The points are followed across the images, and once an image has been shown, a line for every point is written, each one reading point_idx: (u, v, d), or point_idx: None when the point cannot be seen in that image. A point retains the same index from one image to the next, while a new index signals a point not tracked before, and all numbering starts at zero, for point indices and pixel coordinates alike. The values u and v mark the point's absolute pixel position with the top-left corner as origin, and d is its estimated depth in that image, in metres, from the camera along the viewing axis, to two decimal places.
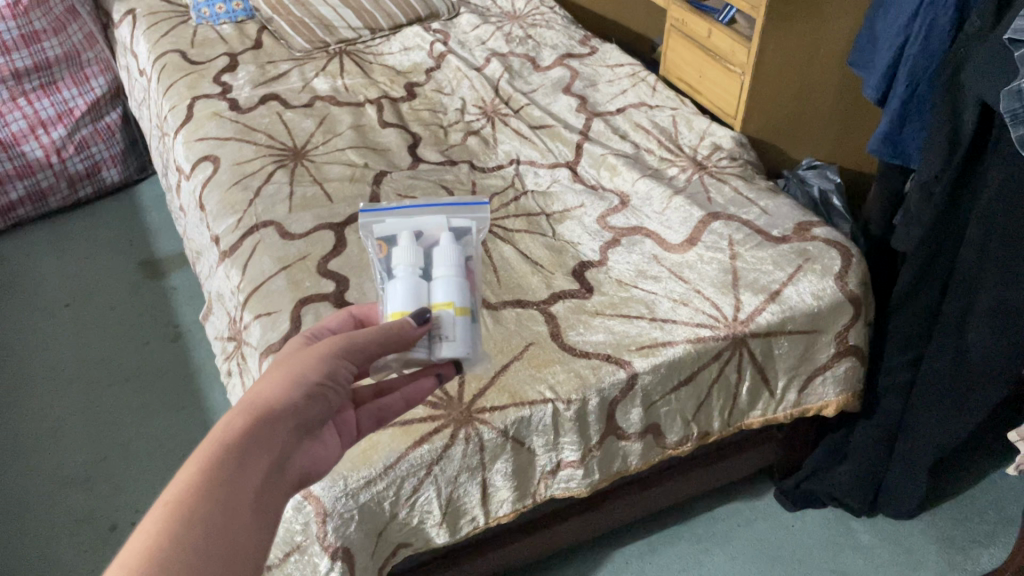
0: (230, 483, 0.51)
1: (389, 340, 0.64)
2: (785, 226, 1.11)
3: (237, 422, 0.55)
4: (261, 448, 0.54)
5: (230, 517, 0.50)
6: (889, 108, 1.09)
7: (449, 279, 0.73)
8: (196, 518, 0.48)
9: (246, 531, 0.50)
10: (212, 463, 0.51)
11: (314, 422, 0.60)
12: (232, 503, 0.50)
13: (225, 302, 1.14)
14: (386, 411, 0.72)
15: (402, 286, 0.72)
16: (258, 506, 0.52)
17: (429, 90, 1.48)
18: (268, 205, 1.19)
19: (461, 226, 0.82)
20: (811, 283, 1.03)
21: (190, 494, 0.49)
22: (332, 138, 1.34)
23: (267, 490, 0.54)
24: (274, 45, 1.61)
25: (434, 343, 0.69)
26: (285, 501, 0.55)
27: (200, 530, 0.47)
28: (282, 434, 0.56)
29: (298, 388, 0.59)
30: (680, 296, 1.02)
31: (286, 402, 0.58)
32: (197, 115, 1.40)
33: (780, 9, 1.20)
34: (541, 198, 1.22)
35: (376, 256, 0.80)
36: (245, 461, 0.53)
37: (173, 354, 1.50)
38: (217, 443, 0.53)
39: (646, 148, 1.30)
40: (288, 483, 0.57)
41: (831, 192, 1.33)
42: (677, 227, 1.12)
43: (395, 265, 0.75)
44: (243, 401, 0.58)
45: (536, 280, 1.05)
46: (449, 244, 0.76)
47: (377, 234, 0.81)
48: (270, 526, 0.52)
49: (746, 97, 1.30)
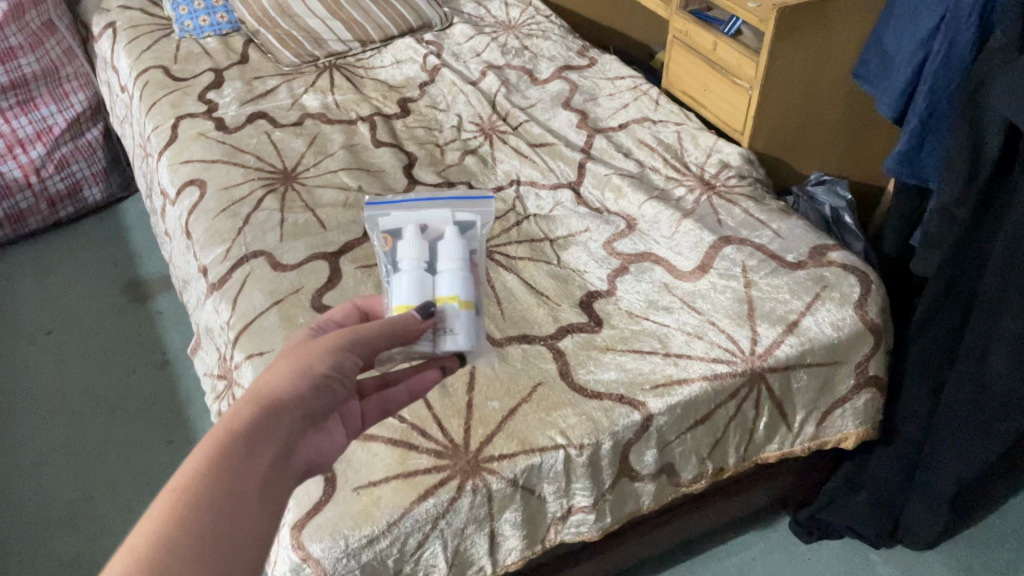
0: (235, 474, 0.52)
1: (395, 334, 0.64)
2: (800, 250, 1.07)
3: (244, 411, 0.57)
4: (267, 438, 0.56)
5: (233, 508, 0.51)
6: (906, 127, 1.04)
7: (454, 272, 0.73)
8: (197, 505, 0.50)
9: (250, 521, 0.52)
10: (219, 451, 0.53)
11: (321, 412, 0.60)
12: (235, 495, 0.52)
13: (215, 337, 1.09)
14: (392, 401, 0.73)
15: (408, 278, 0.72)
16: (263, 497, 0.53)
17: (423, 106, 1.43)
18: (258, 234, 1.13)
19: (465, 220, 0.81)
20: (830, 312, 0.98)
21: (196, 485, 0.51)
22: (324, 159, 1.28)
23: (273, 479, 0.55)
24: (261, 59, 1.55)
25: (439, 337, 0.70)
26: (291, 490, 0.57)
27: (202, 517, 0.49)
28: (288, 425, 0.57)
29: (305, 379, 0.59)
30: (694, 329, 0.97)
31: (292, 393, 0.59)
32: (182, 136, 1.34)
33: (789, 22, 1.15)
34: (544, 222, 1.16)
35: (382, 250, 0.79)
36: (250, 451, 0.54)
37: (161, 382, 1.44)
38: (224, 432, 0.55)
39: (651, 167, 1.25)
40: (294, 473, 0.58)
41: (843, 209, 1.29)
42: (688, 252, 1.07)
43: (400, 258, 0.75)
44: (253, 387, 0.59)
45: (541, 312, 1.00)
46: (454, 239, 0.76)
47: (382, 227, 0.80)
48: (275, 515, 0.54)
49: (755, 113, 1.24)
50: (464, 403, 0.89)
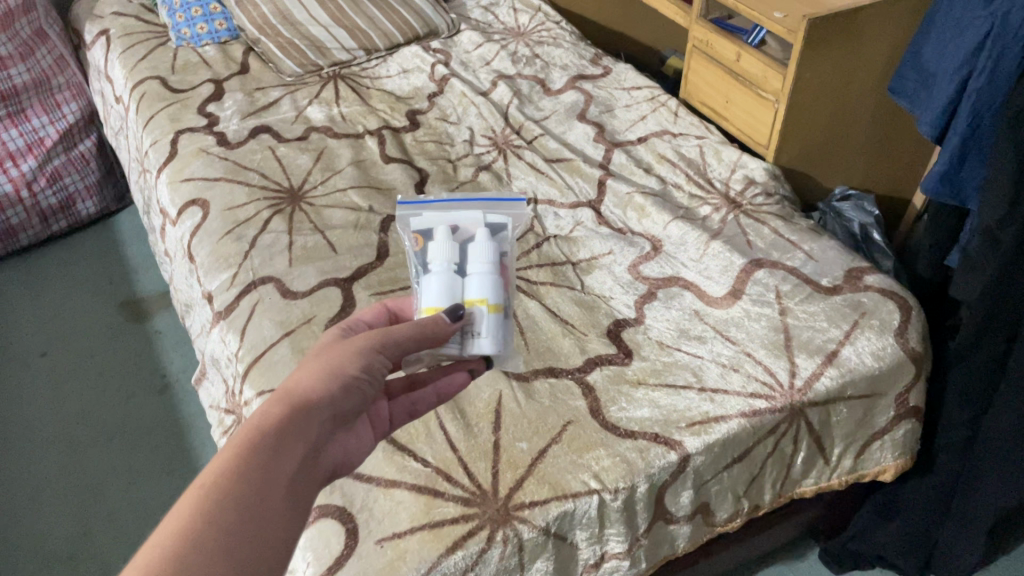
0: (264, 472, 0.53)
1: (422, 338, 0.66)
2: (835, 274, 1.02)
3: (275, 410, 0.57)
4: (296, 437, 0.56)
5: (262, 503, 0.51)
6: (947, 145, 1.00)
7: (484, 275, 0.73)
8: (229, 499, 0.50)
9: (278, 516, 0.52)
10: (249, 447, 0.54)
11: (349, 414, 0.61)
12: (266, 488, 0.52)
13: (221, 369, 1.03)
14: (419, 404, 0.74)
15: (438, 281, 0.73)
16: (290, 496, 0.54)
17: (433, 118, 1.38)
18: (265, 258, 1.08)
19: (496, 222, 0.81)
20: (870, 341, 0.94)
21: (225, 481, 0.51)
22: (332, 176, 1.23)
23: (300, 480, 0.55)
24: (262, 69, 1.49)
25: (467, 339, 0.71)
26: (317, 489, 0.57)
27: (232, 510, 0.50)
28: (318, 425, 0.58)
29: (336, 380, 0.60)
30: (729, 360, 0.92)
31: (323, 394, 0.59)
32: (182, 152, 1.28)
33: (820, 33, 1.10)
34: (565, 244, 1.11)
35: (413, 249, 0.81)
36: (279, 449, 0.55)
37: (161, 408, 1.39)
38: (255, 429, 0.55)
39: (674, 184, 1.20)
40: (321, 473, 0.58)
41: (872, 226, 1.24)
42: (718, 277, 1.03)
43: (432, 260, 0.75)
44: (283, 387, 0.60)
45: (567, 342, 0.95)
46: (485, 240, 0.76)
47: (414, 228, 0.82)
48: (303, 513, 0.54)
49: (781, 126, 1.20)
50: (491, 444, 0.83)
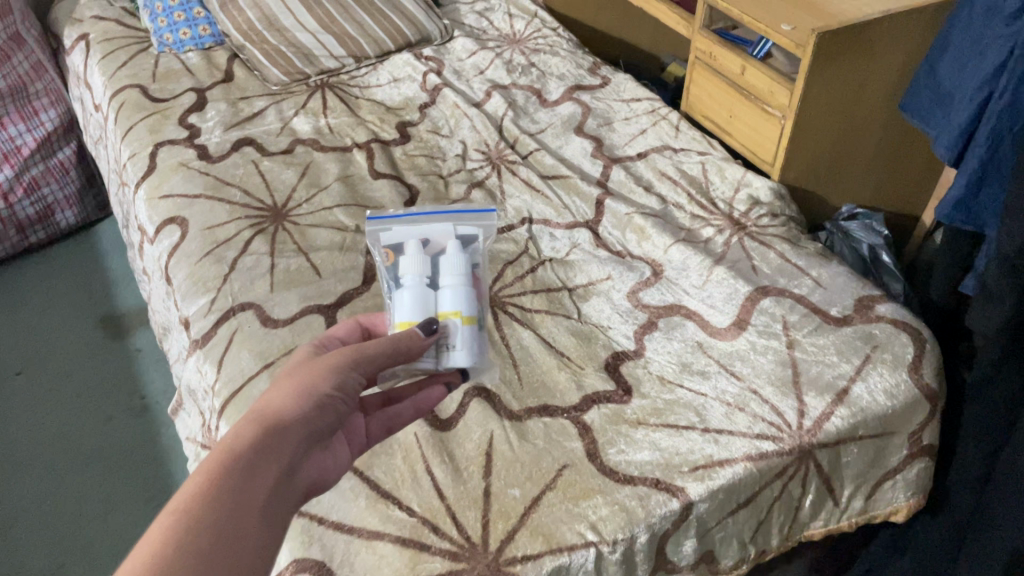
0: (236, 494, 0.53)
1: (396, 352, 0.67)
2: (845, 303, 0.97)
3: (247, 432, 0.58)
4: (269, 457, 0.56)
5: (235, 524, 0.52)
6: (965, 167, 0.94)
7: (456, 288, 0.76)
8: (202, 522, 0.50)
9: (250, 538, 0.52)
10: (222, 469, 0.54)
11: (325, 431, 0.62)
12: (239, 510, 0.52)
13: (198, 400, 0.98)
14: (396, 419, 0.75)
15: (410, 295, 0.75)
16: (264, 517, 0.54)
17: (424, 131, 1.32)
18: (245, 282, 1.02)
19: (467, 233, 0.84)
20: (882, 377, 0.89)
21: (195, 507, 0.51)
22: (317, 193, 1.18)
23: (275, 499, 0.56)
24: (247, 77, 1.43)
25: (442, 352, 0.73)
26: (293, 509, 0.57)
27: (205, 534, 0.50)
28: (292, 444, 0.59)
29: (309, 398, 0.61)
30: (734, 399, 0.87)
31: (295, 414, 0.60)
32: (161, 166, 1.23)
33: (829, 47, 1.05)
34: (561, 268, 1.06)
35: (383, 263, 0.83)
36: (252, 470, 0.55)
37: (139, 432, 1.33)
38: (227, 451, 0.56)
39: (675, 203, 1.15)
40: (297, 492, 0.59)
41: (881, 247, 1.19)
42: (722, 306, 0.97)
43: (403, 274, 0.78)
44: (256, 409, 0.61)
45: (562, 377, 0.90)
46: (456, 253, 0.79)
47: (384, 242, 0.84)
48: (277, 534, 0.54)
49: (787, 144, 1.14)
50: (481, 491, 0.78)
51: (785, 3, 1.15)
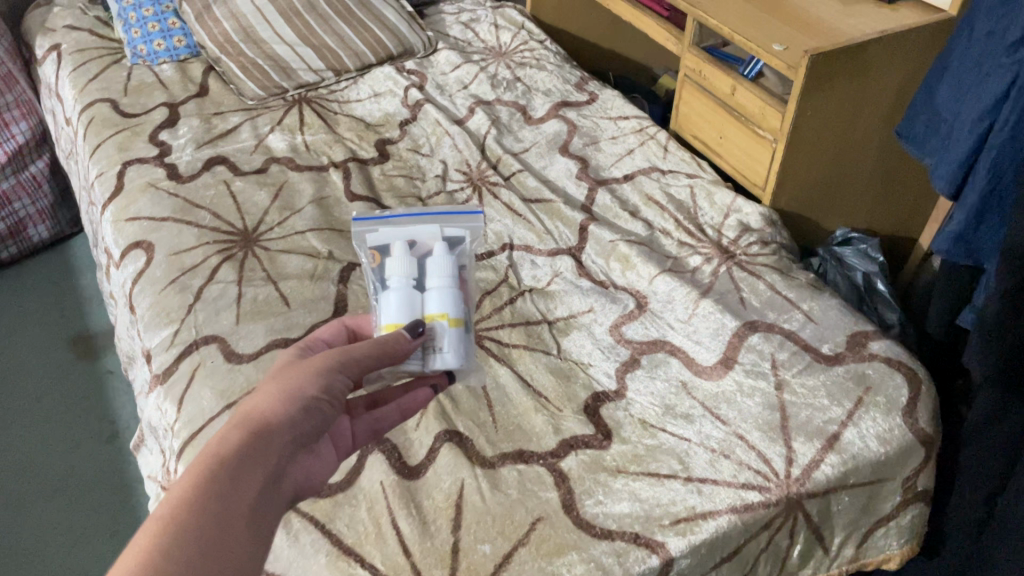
0: (222, 501, 0.51)
1: (383, 354, 0.66)
2: (837, 339, 0.93)
3: (232, 437, 0.56)
4: (255, 462, 0.55)
5: (220, 533, 0.50)
6: (963, 202, 0.90)
7: (444, 290, 0.75)
8: (185, 533, 0.48)
9: (236, 546, 0.50)
10: (207, 475, 0.52)
11: (311, 435, 0.60)
12: (224, 519, 0.51)
13: (159, 438, 0.93)
14: (383, 421, 0.73)
15: (397, 298, 0.73)
16: (250, 524, 0.52)
17: (404, 149, 1.28)
18: (210, 313, 0.98)
19: (454, 235, 0.83)
20: (875, 423, 0.84)
21: (179, 514, 0.49)
22: (290, 216, 1.13)
23: (261, 507, 0.54)
24: (222, 91, 1.39)
25: (429, 354, 0.72)
26: (280, 514, 0.56)
27: (189, 545, 0.48)
28: (278, 449, 0.57)
29: (295, 401, 0.59)
30: (719, 445, 0.83)
31: (281, 418, 0.58)
32: (128, 186, 1.18)
33: (822, 69, 1.01)
34: (541, 298, 1.01)
35: (370, 265, 0.81)
36: (237, 476, 0.53)
37: (107, 460, 1.28)
38: (212, 457, 0.54)
39: (661, 229, 1.10)
40: (284, 497, 0.57)
41: (875, 274, 1.15)
42: (708, 342, 0.93)
43: (390, 276, 0.76)
44: (240, 413, 0.59)
45: (539, 420, 0.85)
46: (443, 256, 0.78)
47: (370, 243, 0.82)
48: (265, 541, 0.53)
49: (779, 168, 1.10)
50: (449, 546, 0.73)
51: (776, 20, 1.11)
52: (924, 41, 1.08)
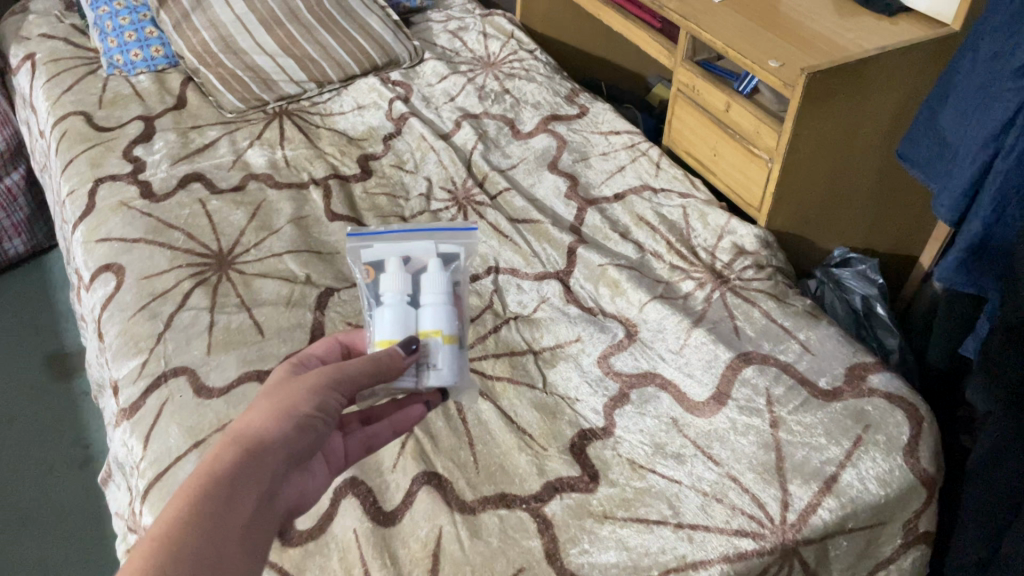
0: (217, 519, 0.50)
1: (378, 371, 0.64)
2: (834, 373, 0.89)
3: (226, 454, 0.55)
4: (251, 480, 0.53)
5: (216, 551, 0.48)
6: (967, 229, 0.86)
7: (439, 305, 0.73)
8: (181, 551, 0.47)
9: (233, 563, 0.49)
10: (202, 492, 0.51)
11: (304, 454, 0.59)
12: (220, 537, 0.49)
13: (125, 475, 0.89)
14: (376, 438, 0.72)
15: (392, 314, 0.72)
16: (245, 542, 0.51)
17: (387, 165, 1.23)
18: (180, 343, 0.94)
19: (449, 251, 0.81)
20: (875, 462, 0.80)
21: (175, 533, 0.48)
22: (267, 237, 1.09)
23: (257, 525, 0.52)
24: (201, 103, 1.34)
25: (423, 371, 0.70)
26: (275, 532, 0.54)
27: (184, 564, 0.46)
28: (272, 466, 0.55)
29: (289, 419, 0.58)
30: (711, 488, 0.78)
31: (275, 435, 0.57)
32: (100, 205, 1.13)
33: (819, 87, 0.97)
34: (526, 327, 0.97)
35: (364, 280, 0.80)
36: (232, 494, 0.52)
37: (80, 486, 1.24)
38: (205, 474, 0.52)
39: (653, 252, 1.06)
40: (278, 517, 0.56)
41: (874, 299, 1.11)
42: (701, 376, 0.89)
43: (383, 292, 0.74)
44: (233, 431, 0.57)
45: (523, 460, 0.81)
46: (438, 272, 0.76)
47: (364, 259, 0.80)
48: (260, 560, 0.51)
49: (776, 188, 1.06)
50: None
51: (771, 35, 1.07)
52: (925, 55, 1.04)
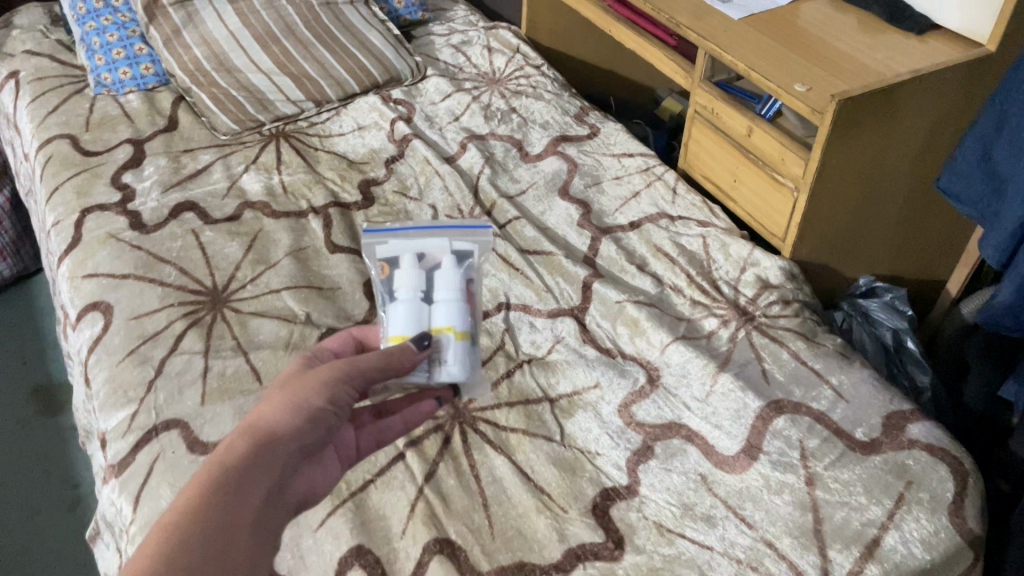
0: (226, 504, 0.55)
1: (389, 366, 0.65)
2: (871, 423, 0.83)
3: (239, 443, 0.59)
4: (259, 469, 0.58)
5: (224, 531, 0.54)
6: (1018, 273, 0.81)
7: (452, 302, 0.72)
8: (189, 532, 0.52)
9: (238, 542, 0.55)
10: (213, 478, 0.56)
11: (314, 444, 0.62)
12: (226, 519, 0.54)
13: (115, 535, 0.83)
14: (388, 431, 0.73)
15: (404, 310, 0.71)
16: (251, 524, 0.56)
17: (390, 191, 1.17)
18: (172, 392, 0.88)
19: (464, 248, 0.79)
20: (918, 524, 0.74)
21: (186, 514, 0.53)
22: (264, 271, 1.03)
23: (265, 506, 0.58)
24: (193, 124, 1.28)
25: (434, 367, 0.69)
26: (283, 514, 0.60)
27: (192, 544, 0.52)
28: (281, 456, 0.59)
29: (299, 412, 0.61)
30: (745, 554, 0.73)
31: (285, 427, 0.60)
32: (86, 237, 1.07)
33: (849, 113, 0.91)
34: (541, 371, 0.91)
35: (378, 276, 0.79)
36: (241, 482, 0.56)
37: (67, 530, 1.17)
38: (218, 462, 0.57)
39: (673, 286, 1.01)
40: (286, 504, 0.61)
41: (906, 332, 1.06)
42: (730, 427, 0.83)
43: (397, 288, 0.74)
44: (248, 420, 0.61)
45: (541, 524, 0.75)
46: (452, 269, 0.75)
47: (379, 255, 0.79)
48: (264, 538, 0.57)
49: (801, 219, 1.00)
50: None
51: (795, 56, 1.01)
52: (959, 77, 0.98)
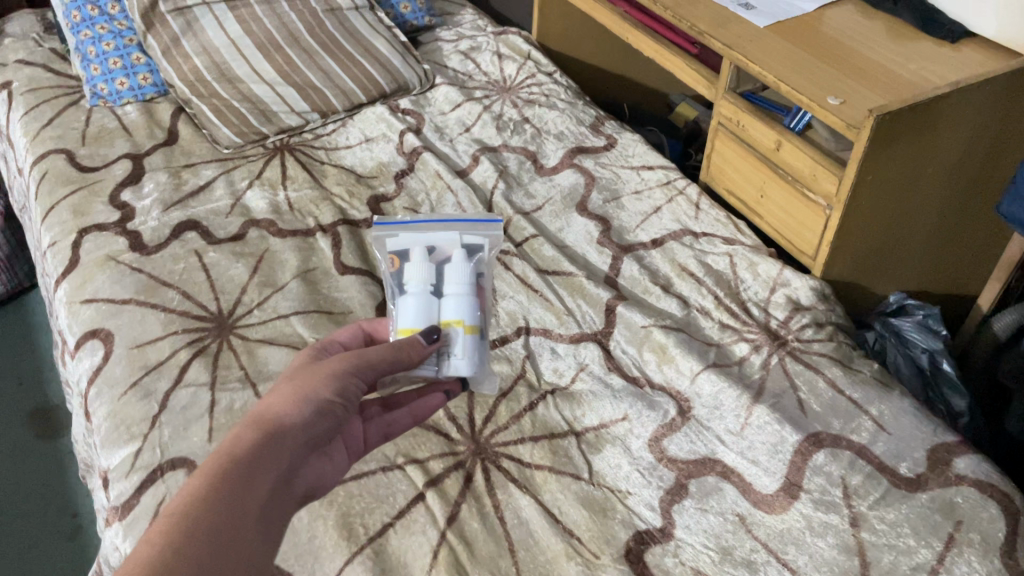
0: (236, 496, 0.49)
1: (397, 359, 0.62)
2: (916, 457, 0.78)
3: (245, 435, 0.54)
4: (269, 462, 0.52)
5: (235, 525, 0.48)
6: None
7: (462, 295, 0.69)
8: (198, 526, 0.46)
9: (251, 536, 0.49)
10: (221, 469, 0.50)
11: (324, 438, 0.57)
12: (237, 512, 0.49)
13: None
14: (395, 425, 0.70)
15: (413, 302, 0.68)
16: (263, 520, 0.50)
17: (400, 208, 1.12)
18: (178, 428, 0.83)
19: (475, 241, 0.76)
20: (971, 568, 0.70)
21: (194, 507, 0.47)
22: (271, 295, 0.98)
23: (276, 502, 0.52)
24: (194, 137, 1.23)
25: (443, 360, 0.67)
26: (294, 512, 0.54)
27: (202, 538, 0.46)
28: (292, 448, 0.54)
29: (308, 402, 0.56)
30: None
31: (295, 417, 0.55)
32: (84, 260, 1.02)
33: (888, 131, 0.87)
34: (566, 403, 0.87)
35: (387, 270, 0.75)
36: (251, 475, 0.51)
37: (67, 563, 1.13)
38: (225, 454, 0.52)
39: (699, 308, 0.96)
40: (296, 498, 0.55)
41: (941, 354, 1.02)
42: (768, 463, 0.79)
43: (407, 280, 0.70)
44: (252, 412, 0.56)
45: (572, 572, 0.71)
46: (462, 261, 0.71)
47: (390, 248, 0.76)
48: (276, 536, 0.51)
49: (834, 238, 0.96)
50: None
51: (827, 68, 0.97)
52: (1000, 91, 0.93)
